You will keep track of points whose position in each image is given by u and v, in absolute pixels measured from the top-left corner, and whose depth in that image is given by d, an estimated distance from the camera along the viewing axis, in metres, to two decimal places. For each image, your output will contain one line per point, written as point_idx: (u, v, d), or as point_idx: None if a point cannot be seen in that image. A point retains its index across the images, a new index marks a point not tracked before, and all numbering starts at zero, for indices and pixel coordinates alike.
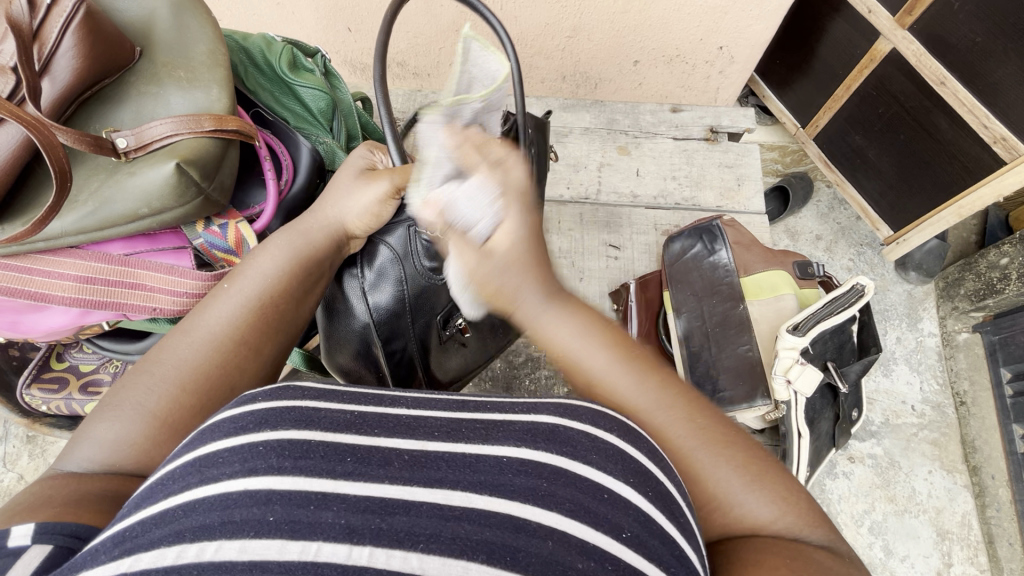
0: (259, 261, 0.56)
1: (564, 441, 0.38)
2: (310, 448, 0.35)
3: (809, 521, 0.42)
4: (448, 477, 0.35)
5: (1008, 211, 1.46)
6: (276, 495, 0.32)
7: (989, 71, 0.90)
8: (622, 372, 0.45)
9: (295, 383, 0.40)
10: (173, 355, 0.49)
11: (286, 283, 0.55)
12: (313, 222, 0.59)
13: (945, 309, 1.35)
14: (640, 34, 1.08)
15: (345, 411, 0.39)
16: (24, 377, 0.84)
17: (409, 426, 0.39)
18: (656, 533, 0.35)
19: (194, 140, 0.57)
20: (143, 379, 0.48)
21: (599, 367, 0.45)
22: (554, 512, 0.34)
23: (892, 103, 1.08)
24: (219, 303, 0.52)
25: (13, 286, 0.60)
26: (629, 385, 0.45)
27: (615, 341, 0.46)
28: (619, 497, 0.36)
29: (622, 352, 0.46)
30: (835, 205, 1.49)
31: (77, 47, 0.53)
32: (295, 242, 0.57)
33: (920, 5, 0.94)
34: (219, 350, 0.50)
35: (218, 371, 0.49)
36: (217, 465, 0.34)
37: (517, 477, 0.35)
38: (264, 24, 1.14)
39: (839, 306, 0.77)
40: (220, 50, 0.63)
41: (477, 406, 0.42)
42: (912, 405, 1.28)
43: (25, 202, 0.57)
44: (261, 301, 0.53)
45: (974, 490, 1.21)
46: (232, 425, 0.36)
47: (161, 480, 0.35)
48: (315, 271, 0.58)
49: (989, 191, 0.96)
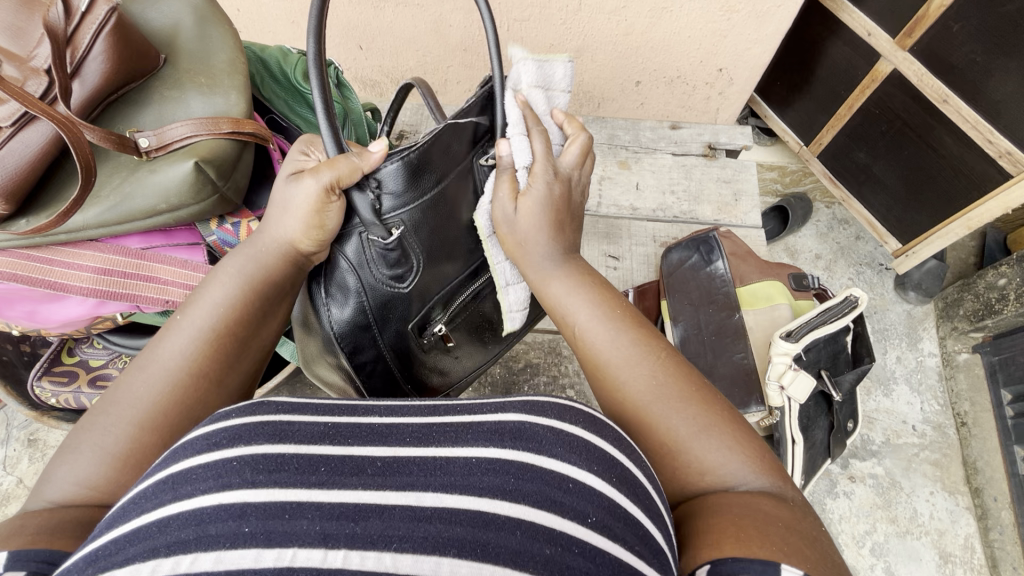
0: (210, 291, 0.55)
1: (529, 437, 0.40)
2: (284, 460, 0.36)
3: (750, 466, 0.47)
4: (419, 481, 0.37)
5: (1006, 232, 1.48)
6: (252, 507, 0.33)
7: (989, 89, 0.93)
8: (604, 329, 0.56)
9: (269, 398, 0.41)
10: (128, 394, 0.48)
11: (241, 308, 0.54)
12: (262, 245, 0.57)
13: (945, 330, 1.36)
14: (642, 55, 1.12)
15: (318, 422, 0.40)
16: (36, 371, 0.86)
17: (384, 433, 0.40)
18: (621, 516, 0.37)
19: (213, 140, 0.60)
20: (100, 420, 0.48)
21: (583, 319, 0.57)
22: (522, 505, 0.36)
23: (895, 120, 1.11)
24: (172, 336, 0.52)
25: (34, 275, 0.62)
26: (608, 334, 0.55)
27: (615, 314, 0.57)
28: (583, 486, 0.37)
29: (611, 318, 0.56)
30: (833, 225, 1.51)
31: (107, 52, 0.57)
32: (246, 268, 0.56)
33: (920, 27, 0.98)
34: (175, 386, 0.49)
35: (176, 410, 0.48)
36: (191, 482, 0.34)
37: (486, 476, 0.37)
38: (280, 39, 1.19)
39: (832, 316, 0.79)
40: (239, 60, 0.66)
41: (448, 408, 0.44)
42: (913, 425, 1.28)
43: (50, 196, 0.60)
44: (215, 331, 0.52)
45: (976, 512, 1.20)
46: (204, 442, 0.37)
47: (132, 500, 0.35)
48: (272, 294, 0.57)
49: (996, 204, 0.99)
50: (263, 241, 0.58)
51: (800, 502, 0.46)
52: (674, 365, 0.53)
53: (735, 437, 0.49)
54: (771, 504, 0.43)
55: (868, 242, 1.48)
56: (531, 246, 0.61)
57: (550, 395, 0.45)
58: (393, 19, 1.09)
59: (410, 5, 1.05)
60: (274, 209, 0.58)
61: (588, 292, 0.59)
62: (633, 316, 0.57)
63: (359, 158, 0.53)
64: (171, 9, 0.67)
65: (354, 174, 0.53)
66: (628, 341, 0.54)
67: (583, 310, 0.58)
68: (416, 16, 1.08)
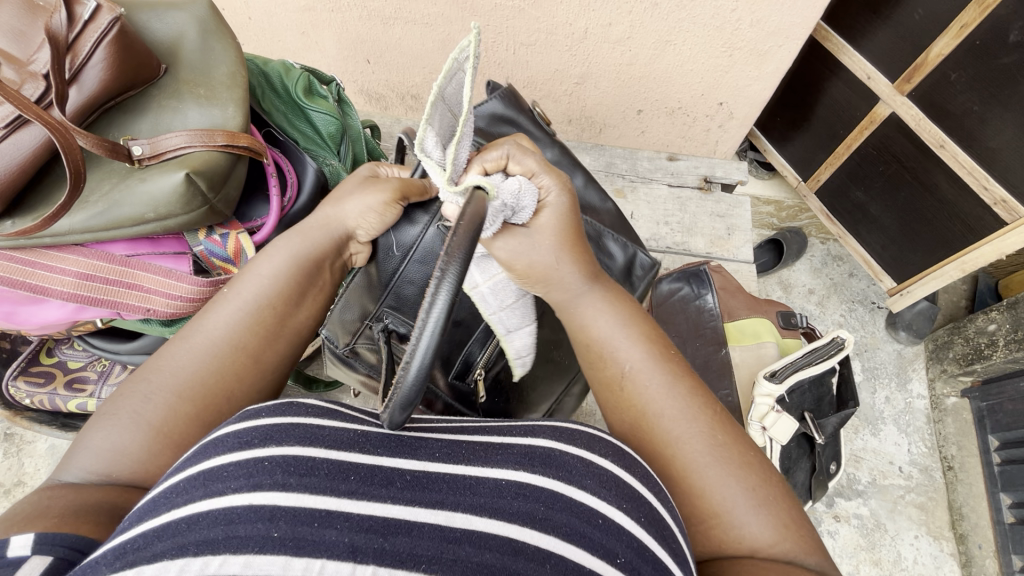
0: (259, 264, 0.57)
1: (559, 465, 0.41)
2: (314, 465, 0.37)
3: (807, 549, 0.46)
4: (449, 500, 0.37)
5: (997, 278, 1.48)
6: (281, 512, 0.33)
7: (985, 136, 0.95)
8: (651, 366, 0.54)
9: (298, 401, 0.42)
10: (172, 362, 0.51)
11: (287, 284, 0.56)
12: (312, 227, 0.59)
13: (934, 372, 1.35)
14: (644, 85, 1.14)
15: (349, 429, 0.40)
16: (12, 370, 0.86)
17: (413, 445, 0.41)
18: (648, 560, 0.37)
19: (206, 153, 0.60)
20: (141, 388, 0.50)
21: (631, 360, 0.55)
22: (553, 536, 0.36)
23: (892, 161, 1.13)
24: (219, 307, 0.54)
25: (14, 278, 0.62)
26: (657, 382, 0.53)
27: (649, 342, 0.56)
28: (612, 523, 0.38)
29: (654, 351, 0.55)
30: (827, 261, 1.52)
31: (107, 60, 0.57)
32: (293, 245, 0.58)
33: (919, 73, 1.00)
34: (216, 357, 0.51)
35: (214, 380, 0.50)
36: (222, 480, 0.35)
37: (517, 501, 0.38)
38: (288, 50, 1.20)
39: (817, 358, 0.79)
40: (240, 74, 0.67)
41: (477, 429, 0.45)
42: (899, 466, 1.27)
43: (38, 198, 0.60)
44: (260, 303, 0.54)
45: (960, 559, 1.18)
46: (236, 440, 0.37)
47: (163, 494, 0.35)
48: (314, 275, 0.58)
49: (991, 249, 1.00)
50: (315, 220, 0.60)
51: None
52: (721, 422, 0.51)
53: (790, 520, 0.47)
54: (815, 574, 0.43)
55: (860, 280, 1.49)
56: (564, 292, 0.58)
57: (579, 424, 0.47)
58: (400, 37, 1.11)
59: (419, 23, 1.07)
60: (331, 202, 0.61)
61: (626, 324, 0.57)
62: (687, 371, 0.55)
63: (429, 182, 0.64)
64: (175, 21, 0.68)
65: (422, 190, 0.62)
66: (683, 398, 0.52)
67: (633, 351, 0.55)
68: (423, 35, 1.09)
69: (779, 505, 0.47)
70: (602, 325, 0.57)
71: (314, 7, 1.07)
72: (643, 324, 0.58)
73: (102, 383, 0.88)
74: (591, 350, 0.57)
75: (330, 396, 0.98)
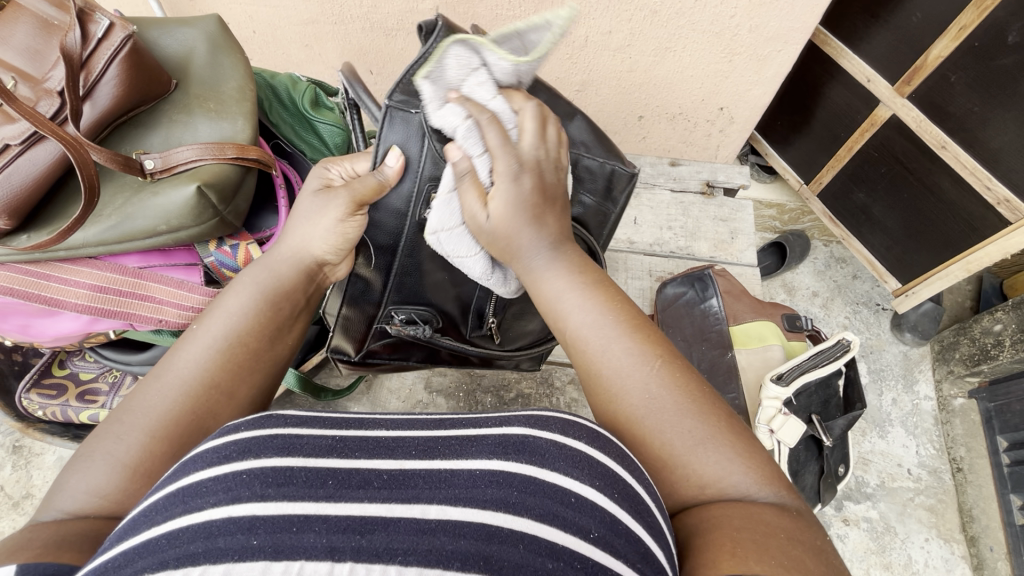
0: (227, 300, 0.57)
1: (533, 451, 0.41)
2: (292, 474, 0.38)
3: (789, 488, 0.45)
4: (424, 494, 0.38)
5: (1002, 278, 1.48)
6: (259, 521, 0.34)
7: (987, 137, 0.95)
8: (601, 326, 0.52)
9: (277, 413, 0.43)
10: (144, 403, 0.50)
11: (258, 318, 0.56)
12: (280, 258, 0.59)
13: (941, 373, 1.35)
14: (645, 92, 1.15)
15: (327, 436, 0.42)
16: (25, 383, 0.88)
17: (389, 446, 0.42)
18: (621, 532, 0.37)
19: (217, 165, 0.61)
20: (113, 429, 0.49)
21: (579, 322, 0.52)
22: (526, 518, 0.37)
23: (894, 163, 1.13)
24: (188, 345, 0.54)
25: (30, 290, 0.63)
26: (604, 338, 0.51)
27: (602, 300, 0.53)
28: (585, 501, 0.38)
29: (604, 309, 0.53)
30: (830, 263, 1.52)
31: (120, 77, 0.59)
32: (261, 278, 0.58)
33: (919, 75, 1.01)
34: (189, 395, 0.51)
35: (188, 417, 0.50)
36: (201, 495, 0.36)
37: (489, 489, 0.38)
38: (292, 63, 1.22)
39: (823, 359, 0.79)
40: (248, 87, 0.68)
41: (452, 422, 0.46)
42: (908, 468, 1.26)
43: (52, 212, 0.61)
44: (229, 340, 0.54)
45: (972, 562, 1.17)
46: (214, 454, 0.39)
47: (143, 512, 0.36)
48: (286, 304, 0.58)
49: (995, 249, 1.00)
50: (283, 254, 0.59)
51: (803, 512, 0.44)
52: (683, 378, 0.49)
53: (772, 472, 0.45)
54: (775, 515, 0.42)
55: (865, 282, 1.49)
56: (515, 241, 0.55)
57: (556, 411, 0.46)
58: (403, 48, 1.12)
59: None
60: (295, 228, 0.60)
61: (582, 287, 0.54)
62: (651, 332, 0.52)
63: (379, 175, 0.58)
64: (186, 36, 0.70)
65: (378, 191, 0.58)
66: (627, 347, 0.50)
67: (574, 312, 0.53)
68: None
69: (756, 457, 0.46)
70: (554, 287, 0.55)
71: (318, 20, 1.08)
72: (587, 270, 0.56)
73: (113, 394, 0.89)
74: (550, 315, 0.55)
75: (336, 404, 0.98)
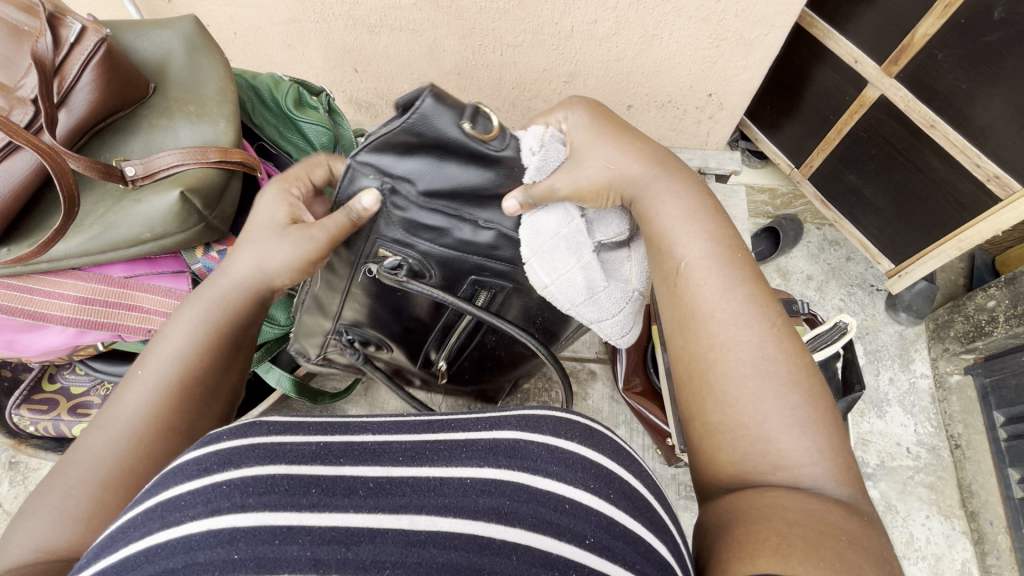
0: (168, 335, 0.55)
1: (524, 456, 0.41)
2: (275, 482, 0.37)
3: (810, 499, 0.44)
4: (412, 503, 0.37)
5: (994, 254, 1.49)
6: (240, 533, 0.33)
7: (976, 114, 0.95)
8: (716, 266, 0.52)
9: (262, 420, 0.42)
10: (90, 452, 0.50)
11: (202, 353, 0.55)
12: (225, 285, 0.57)
13: (936, 351, 1.35)
14: (633, 81, 1.13)
15: (311, 442, 0.41)
16: (15, 399, 0.86)
17: (376, 452, 0.41)
18: (618, 534, 0.37)
19: (200, 169, 0.60)
20: (60, 481, 0.49)
21: (692, 258, 0.53)
22: (518, 528, 0.36)
23: (883, 144, 1.13)
24: (131, 389, 0.53)
25: (13, 304, 0.63)
26: (719, 280, 0.52)
27: (718, 242, 0.54)
28: (578, 506, 0.38)
29: (722, 254, 0.53)
30: (824, 246, 1.52)
31: (95, 82, 0.58)
32: (205, 307, 0.56)
33: (905, 55, 1.00)
34: (139, 443, 0.50)
35: (138, 465, 0.50)
36: (181, 508, 0.35)
37: (482, 497, 0.38)
38: (274, 63, 1.20)
39: (821, 343, 0.79)
40: (230, 88, 0.67)
41: (442, 425, 0.45)
42: (907, 447, 1.27)
43: (33, 224, 0.60)
44: (174, 380, 0.53)
45: (973, 536, 1.18)
46: (195, 467, 0.38)
47: (122, 528, 0.36)
48: (234, 333, 0.57)
49: (987, 226, 1.01)
50: (227, 279, 0.58)
51: (872, 517, 0.43)
52: (788, 335, 0.49)
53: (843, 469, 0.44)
54: (833, 514, 0.41)
55: (858, 264, 1.49)
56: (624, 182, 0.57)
57: (549, 410, 0.46)
58: (386, 43, 1.10)
59: (405, 30, 1.07)
60: (243, 251, 0.58)
61: (706, 232, 0.54)
62: (764, 286, 0.52)
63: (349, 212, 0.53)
64: (162, 39, 0.68)
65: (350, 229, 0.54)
66: (746, 295, 0.51)
67: (693, 246, 0.54)
68: (409, 41, 1.09)
69: (837, 449, 0.45)
70: (667, 221, 0.55)
71: (299, 18, 1.07)
72: (714, 220, 0.55)
73: None
74: (658, 242, 0.56)
75: (334, 407, 0.98)
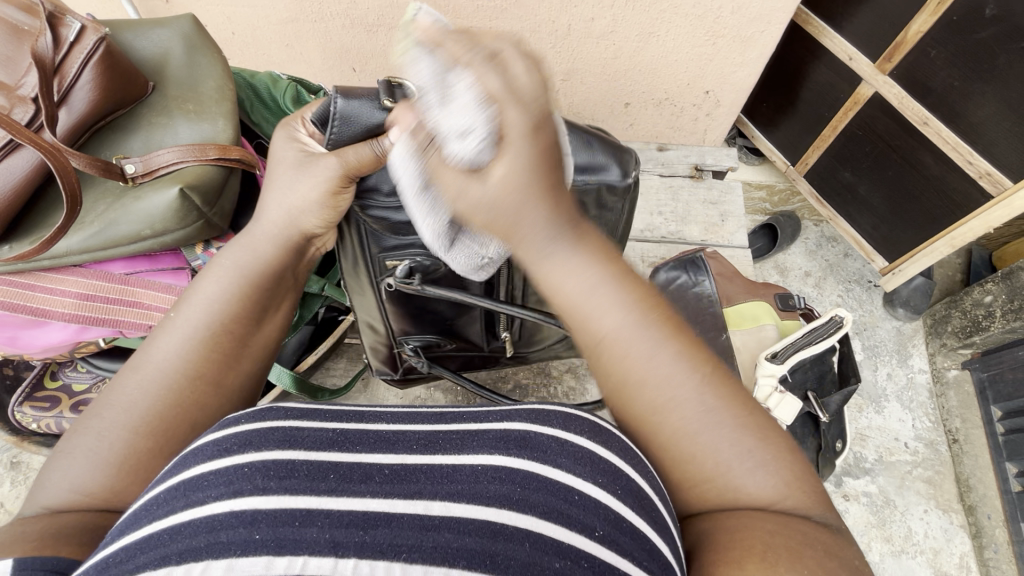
0: (202, 286, 0.52)
1: (535, 446, 0.41)
2: (294, 467, 0.37)
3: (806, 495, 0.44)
4: (426, 489, 0.38)
5: (991, 250, 1.50)
6: (262, 515, 0.34)
7: (968, 112, 0.96)
8: (642, 331, 0.42)
9: (278, 405, 0.43)
10: (122, 396, 0.47)
11: (240, 300, 0.52)
12: (263, 234, 0.54)
13: (934, 346, 1.36)
14: (629, 79, 1.14)
15: (327, 429, 0.41)
16: (17, 397, 0.87)
17: (391, 439, 0.42)
18: (626, 530, 0.37)
19: (199, 167, 0.60)
20: (93, 425, 0.46)
21: (612, 325, 0.42)
22: (530, 515, 0.37)
23: (878, 141, 1.13)
24: (165, 335, 0.49)
25: (15, 301, 0.63)
26: (644, 344, 0.42)
27: (636, 297, 0.43)
28: (588, 499, 0.38)
29: (642, 309, 0.43)
30: (822, 242, 1.52)
31: (95, 80, 0.58)
32: (242, 259, 0.53)
33: (899, 52, 1.01)
34: (173, 388, 0.47)
35: (172, 409, 0.47)
36: (202, 489, 0.36)
37: (493, 484, 0.38)
38: (272, 63, 1.20)
39: (818, 336, 0.80)
40: (228, 86, 0.67)
41: (453, 417, 0.46)
42: (905, 442, 1.27)
43: (33, 221, 0.61)
44: (212, 328, 0.50)
45: (971, 530, 1.19)
46: (215, 449, 0.38)
47: (143, 507, 0.36)
48: (275, 284, 0.55)
49: (978, 224, 1.01)
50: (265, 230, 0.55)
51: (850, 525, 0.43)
52: (723, 383, 0.43)
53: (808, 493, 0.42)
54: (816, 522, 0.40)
55: (855, 260, 1.50)
56: (520, 230, 0.42)
57: (555, 404, 0.46)
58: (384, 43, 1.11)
59: None
60: (274, 193, 0.56)
61: (613, 278, 0.43)
62: (684, 330, 0.44)
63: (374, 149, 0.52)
64: (161, 38, 0.69)
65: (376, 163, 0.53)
66: (673, 354, 0.43)
67: (612, 314, 0.43)
68: None
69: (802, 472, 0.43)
70: (575, 284, 0.43)
71: (298, 18, 1.07)
72: (613, 260, 0.44)
73: None
74: (570, 318, 0.44)
75: None
